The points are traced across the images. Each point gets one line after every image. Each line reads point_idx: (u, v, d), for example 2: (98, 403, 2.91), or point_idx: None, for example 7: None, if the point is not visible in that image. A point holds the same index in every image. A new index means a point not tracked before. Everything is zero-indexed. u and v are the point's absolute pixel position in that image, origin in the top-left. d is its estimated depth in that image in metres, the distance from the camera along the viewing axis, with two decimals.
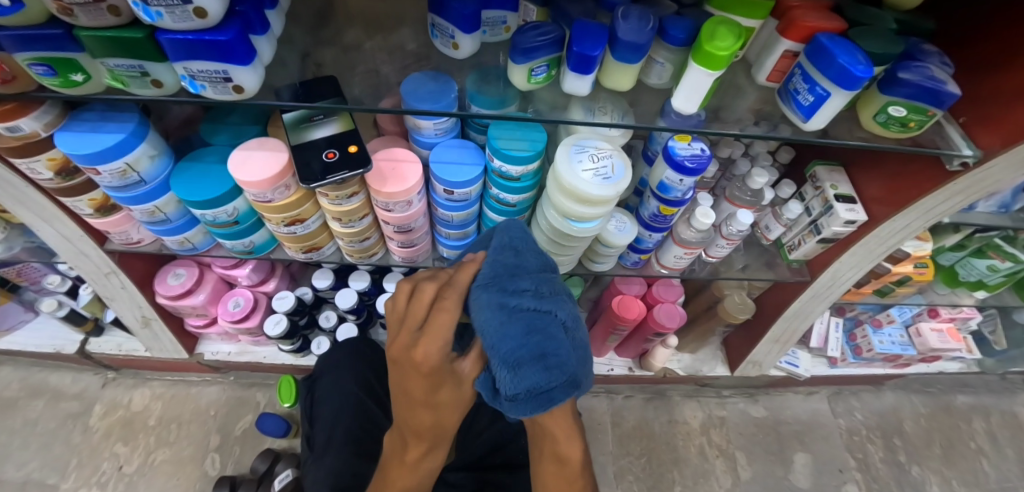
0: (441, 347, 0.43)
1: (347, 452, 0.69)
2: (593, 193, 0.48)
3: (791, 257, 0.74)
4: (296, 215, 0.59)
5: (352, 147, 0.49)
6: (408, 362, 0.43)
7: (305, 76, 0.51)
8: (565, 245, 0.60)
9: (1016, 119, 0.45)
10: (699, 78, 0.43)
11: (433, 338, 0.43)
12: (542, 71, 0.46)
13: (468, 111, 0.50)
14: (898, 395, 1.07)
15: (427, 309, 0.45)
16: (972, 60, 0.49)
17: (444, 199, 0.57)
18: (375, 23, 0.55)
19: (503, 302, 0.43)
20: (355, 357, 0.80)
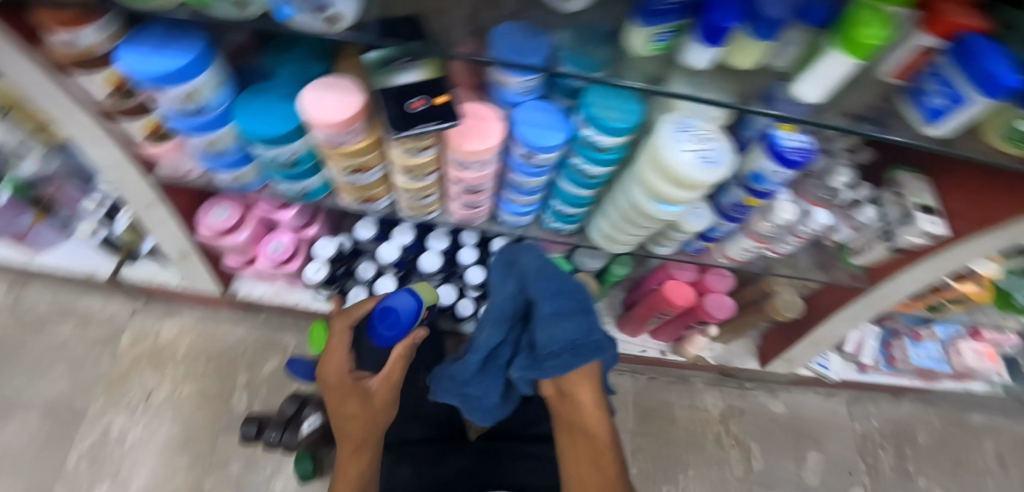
0: (340, 365, 0.68)
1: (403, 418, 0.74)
2: (697, 176, 0.45)
3: (853, 261, 0.73)
4: (362, 164, 0.57)
5: (440, 97, 0.46)
6: (326, 387, 0.68)
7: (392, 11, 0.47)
8: (636, 229, 0.58)
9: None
10: (834, 66, 0.40)
11: (331, 367, 0.68)
12: (664, 37, 0.41)
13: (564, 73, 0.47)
14: (916, 406, 1.07)
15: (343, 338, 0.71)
16: None
17: (522, 162, 0.54)
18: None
19: (544, 268, 0.65)
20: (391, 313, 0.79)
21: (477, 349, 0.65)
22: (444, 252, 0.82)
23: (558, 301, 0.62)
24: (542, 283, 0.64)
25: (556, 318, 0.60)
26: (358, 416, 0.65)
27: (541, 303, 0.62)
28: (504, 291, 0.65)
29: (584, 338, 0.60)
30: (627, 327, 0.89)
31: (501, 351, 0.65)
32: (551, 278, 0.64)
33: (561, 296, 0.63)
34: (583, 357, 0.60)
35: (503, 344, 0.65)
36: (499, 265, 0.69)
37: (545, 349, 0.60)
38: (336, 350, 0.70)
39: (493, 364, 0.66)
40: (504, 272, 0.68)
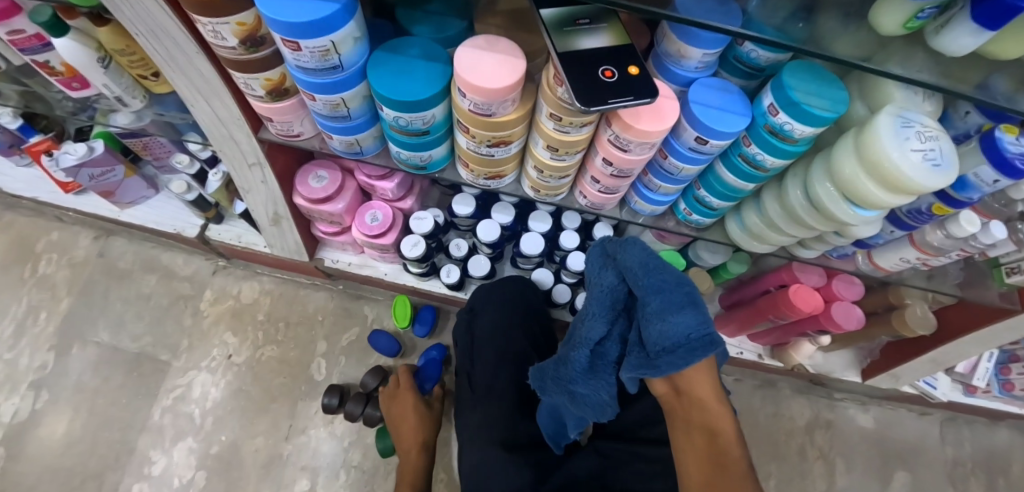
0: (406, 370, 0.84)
1: (512, 405, 0.70)
2: (923, 179, 0.39)
3: (1007, 280, 0.63)
4: (505, 137, 0.52)
5: (631, 68, 0.40)
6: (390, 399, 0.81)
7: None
8: (796, 228, 0.53)
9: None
10: None
11: (399, 407, 0.79)
12: (926, 15, 0.35)
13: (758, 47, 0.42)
14: (1014, 434, 1.01)
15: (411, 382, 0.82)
16: None
17: (690, 148, 0.49)
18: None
19: (643, 259, 0.56)
20: (511, 298, 0.78)
21: (579, 346, 0.55)
22: (546, 234, 0.76)
23: (661, 295, 0.51)
24: (645, 278, 0.54)
25: (662, 312, 0.49)
26: (421, 450, 0.76)
27: (646, 300, 0.51)
28: (605, 287, 0.57)
29: (700, 332, 0.48)
30: (727, 326, 0.85)
31: (607, 348, 0.55)
32: (656, 272, 0.54)
33: (665, 290, 0.52)
34: (699, 351, 0.47)
35: (608, 340, 0.55)
36: (600, 260, 0.61)
37: (654, 348, 0.48)
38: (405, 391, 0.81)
39: (598, 365, 0.56)
40: (604, 268, 0.59)
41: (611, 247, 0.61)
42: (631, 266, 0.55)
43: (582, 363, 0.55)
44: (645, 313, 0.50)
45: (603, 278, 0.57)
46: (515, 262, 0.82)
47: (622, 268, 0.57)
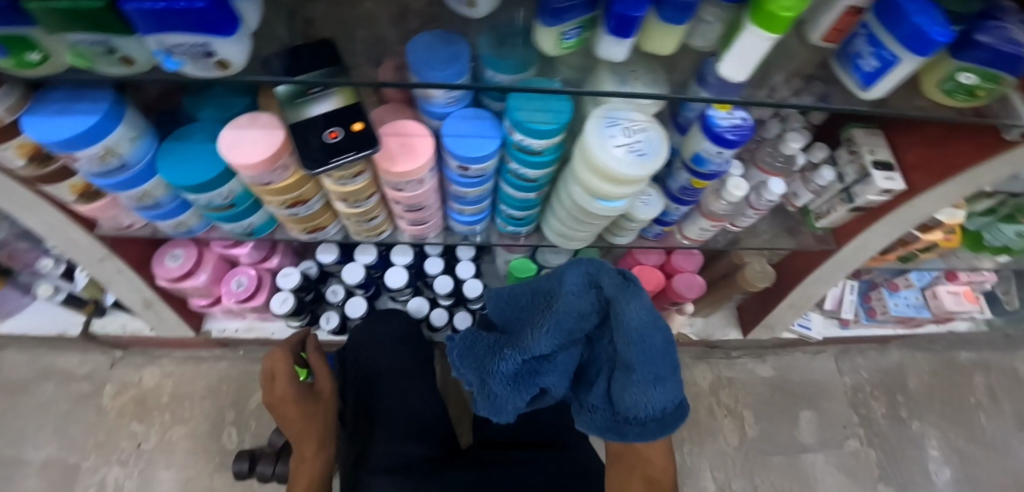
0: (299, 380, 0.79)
1: (387, 433, 0.73)
2: (620, 169, 0.43)
3: (817, 225, 0.72)
4: (298, 197, 0.56)
5: (355, 124, 0.46)
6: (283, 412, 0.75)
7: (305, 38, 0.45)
8: (585, 223, 0.57)
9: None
10: (753, 42, 0.38)
11: (280, 377, 0.66)
12: (574, 33, 0.39)
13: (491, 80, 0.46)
14: (904, 353, 1.08)
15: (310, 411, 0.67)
16: None
17: (458, 175, 0.53)
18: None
19: (638, 306, 0.43)
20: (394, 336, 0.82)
21: (522, 352, 0.50)
22: (410, 266, 0.80)
23: (646, 360, 0.43)
24: (638, 349, 0.42)
25: (643, 386, 0.42)
26: (320, 463, 0.67)
27: (635, 368, 0.43)
28: (577, 316, 0.46)
29: (674, 405, 0.44)
30: None
31: (554, 375, 0.51)
32: (653, 334, 0.43)
33: (649, 354, 0.42)
34: (659, 424, 0.45)
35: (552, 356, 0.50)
36: (568, 265, 0.48)
37: (622, 409, 0.45)
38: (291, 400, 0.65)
39: (544, 382, 0.52)
40: (584, 285, 0.47)
41: (596, 264, 0.47)
42: (621, 314, 0.43)
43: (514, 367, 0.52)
44: (623, 377, 0.44)
45: (572, 300, 0.46)
46: (391, 297, 0.85)
47: (589, 293, 0.46)
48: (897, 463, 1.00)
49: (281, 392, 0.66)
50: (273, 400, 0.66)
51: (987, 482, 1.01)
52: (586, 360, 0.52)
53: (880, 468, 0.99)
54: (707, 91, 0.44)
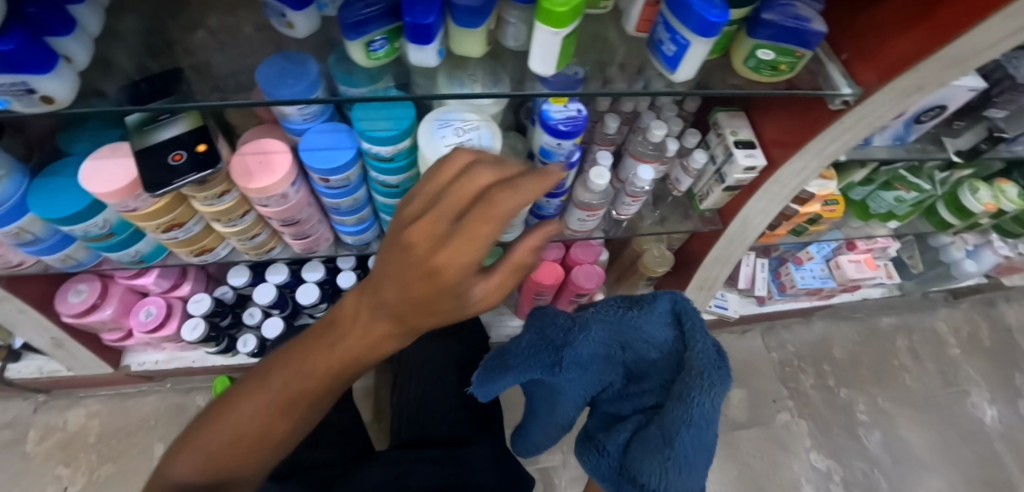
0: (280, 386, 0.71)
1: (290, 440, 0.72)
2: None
3: (702, 207, 0.75)
4: (172, 220, 0.56)
5: (199, 145, 0.49)
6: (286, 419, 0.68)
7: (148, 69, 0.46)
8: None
9: (898, 55, 0.47)
10: (546, 38, 0.40)
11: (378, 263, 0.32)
12: (381, 45, 0.42)
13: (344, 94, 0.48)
14: (827, 324, 1.14)
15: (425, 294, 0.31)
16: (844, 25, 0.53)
17: (323, 187, 0.56)
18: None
19: (713, 403, 0.45)
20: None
21: (568, 341, 0.55)
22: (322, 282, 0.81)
23: (689, 452, 0.45)
24: (693, 437, 0.45)
25: (656, 452, 0.46)
26: (254, 433, 0.39)
27: (676, 440, 0.45)
28: (643, 341, 0.54)
29: None
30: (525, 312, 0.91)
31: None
32: (706, 434, 0.45)
33: (693, 448, 0.45)
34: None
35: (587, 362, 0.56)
36: (661, 308, 0.54)
37: (631, 468, 0.49)
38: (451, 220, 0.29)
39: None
40: (665, 324, 0.53)
41: (682, 300, 0.54)
42: (692, 381, 0.45)
43: (549, 358, 0.56)
44: (656, 442, 0.47)
45: (652, 330, 0.53)
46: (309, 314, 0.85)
47: (639, 339, 0.54)
48: (827, 430, 1.04)
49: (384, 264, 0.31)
50: (433, 217, 0.30)
51: (913, 439, 1.06)
52: (609, 395, 0.59)
53: (812, 436, 1.03)
54: (546, 86, 0.48)
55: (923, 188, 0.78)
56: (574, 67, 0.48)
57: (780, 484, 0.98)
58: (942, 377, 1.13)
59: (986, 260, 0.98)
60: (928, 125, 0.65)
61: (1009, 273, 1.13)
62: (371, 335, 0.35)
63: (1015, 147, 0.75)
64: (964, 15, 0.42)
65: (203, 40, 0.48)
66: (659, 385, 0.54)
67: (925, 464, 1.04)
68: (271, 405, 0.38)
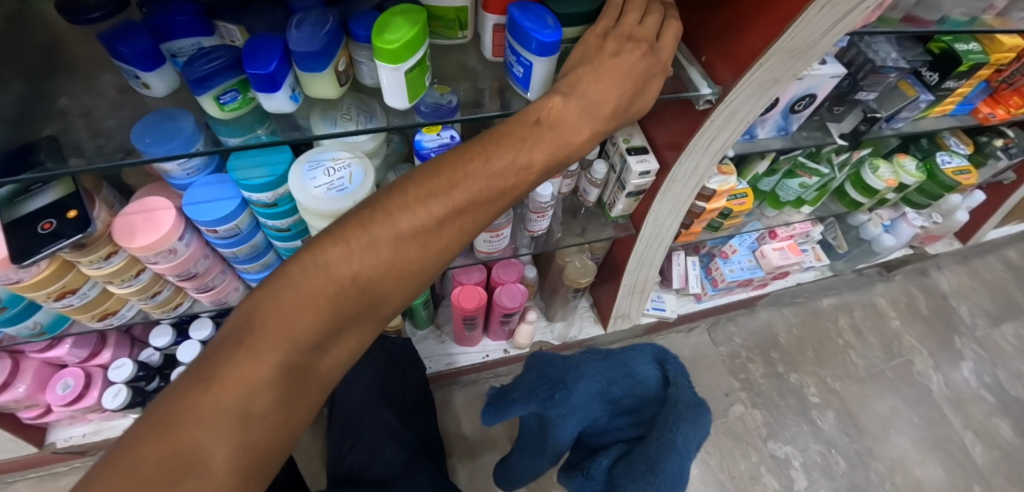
0: None
1: None
2: (328, 207, 0.48)
3: (613, 214, 0.76)
4: (63, 287, 0.54)
5: (70, 212, 0.48)
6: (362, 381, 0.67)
7: (8, 141, 0.45)
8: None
9: (744, 51, 0.49)
10: (389, 74, 0.42)
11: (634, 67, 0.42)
12: (232, 97, 0.44)
13: (223, 145, 0.48)
14: (771, 311, 1.18)
15: (635, 79, 0.43)
16: (691, 29, 0.55)
17: (213, 237, 0.55)
18: (84, 55, 0.49)
19: (692, 435, 0.45)
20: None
21: (568, 370, 0.54)
22: None
23: (664, 474, 0.44)
24: (672, 457, 0.44)
25: (631, 472, 0.46)
26: (411, 247, 0.36)
27: (661, 468, 0.44)
28: (630, 377, 0.53)
29: None
30: (465, 338, 0.92)
31: (567, 419, 0.53)
32: (684, 462, 0.44)
33: (671, 474, 0.44)
34: None
35: (580, 392, 0.53)
36: (645, 350, 0.56)
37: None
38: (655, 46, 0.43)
39: (555, 423, 0.54)
40: (651, 362, 0.54)
41: (662, 348, 0.56)
42: (677, 412, 0.46)
43: (545, 391, 0.54)
44: (642, 468, 0.45)
45: (639, 367, 0.54)
46: None
47: (630, 375, 0.54)
48: (781, 417, 1.05)
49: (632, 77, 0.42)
50: (587, 60, 0.42)
51: (865, 415, 1.07)
52: (593, 429, 0.57)
53: (766, 425, 1.04)
54: (420, 117, 0.49)
55: (823, 173, 0.81)
56: (447, 96, 0.50)
57: (739, 477, 0.98)
58: (887, 349, 1.16)
59: (903, 233, 1.02)
60: (805, 113, 0.68)
61: (931, 242, 1.18)
62: (575, 140, 0.41)
63: (899, 125, 0.79)
64: (786, 9, 0.44)
65: (66, 105, 0.48)
66: (645, 418, 0.53)
67: (878, 438, 1.05)
68: (445, 212, 0.36)
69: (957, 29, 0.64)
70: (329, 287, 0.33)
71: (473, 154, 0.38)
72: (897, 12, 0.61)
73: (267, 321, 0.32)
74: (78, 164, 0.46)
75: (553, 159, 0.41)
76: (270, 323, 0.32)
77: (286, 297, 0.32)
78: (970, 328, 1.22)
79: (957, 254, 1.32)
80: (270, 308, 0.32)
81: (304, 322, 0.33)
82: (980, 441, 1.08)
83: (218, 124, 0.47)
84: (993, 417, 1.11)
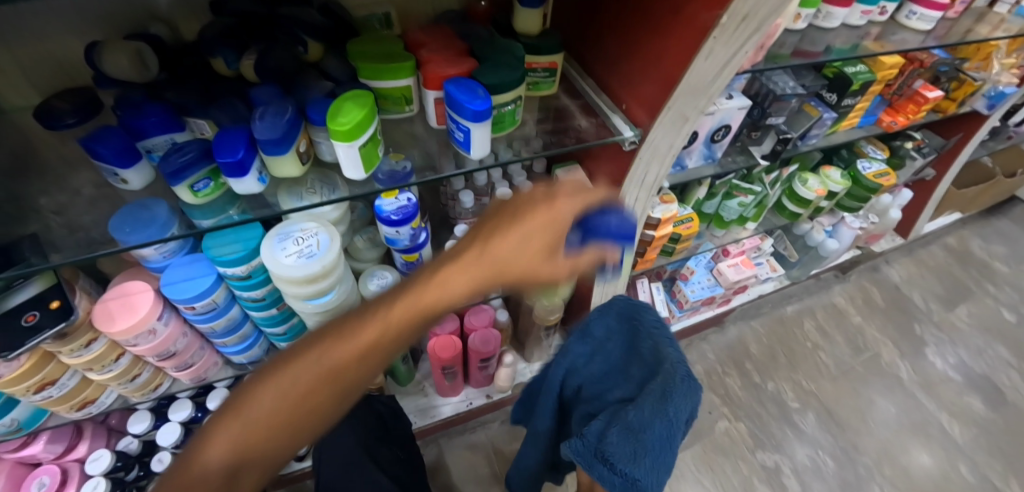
0: None
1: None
2: (298, 273, 0.52)
3: None
4: (43, 379, 0.55)
5: (53, 302, 0.51)
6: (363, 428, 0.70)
7: None
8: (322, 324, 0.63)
9: (654, 98, 0.57)
10: (345, 151, 0.48)
11: (538, 223, 0.44)
12: (205, 184, 0.48)
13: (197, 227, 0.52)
14: (740, 325, 1.23)
15: (501, 223, 0.45)
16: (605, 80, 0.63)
17: (191, 314, 0.58)
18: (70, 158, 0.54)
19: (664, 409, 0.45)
20: None
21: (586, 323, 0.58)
22: None
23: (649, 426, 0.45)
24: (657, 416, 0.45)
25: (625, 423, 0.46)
26: (325, 380, 0.40)
27: (647, 427, 0.45)
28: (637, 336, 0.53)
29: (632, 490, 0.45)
30: (448, 388, 0.95)
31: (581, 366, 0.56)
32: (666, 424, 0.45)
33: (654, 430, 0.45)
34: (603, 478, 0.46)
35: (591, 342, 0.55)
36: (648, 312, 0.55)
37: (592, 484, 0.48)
38: (558, 198, 0.45)
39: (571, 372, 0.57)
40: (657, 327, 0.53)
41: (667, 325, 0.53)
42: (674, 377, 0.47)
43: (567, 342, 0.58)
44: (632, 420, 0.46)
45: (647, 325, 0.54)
46: None
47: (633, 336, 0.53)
48: (765, 426, 1.08)
49: (528, 236, 0.44)
50: (492, 222, 0.46)
51: (844, 411, 1.11)
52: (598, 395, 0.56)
53: (753, 436, 1.06)
54: (378, 183, 0.55)
55: (756, 191, 0.89)
56: (401, 163, 0.56)
57: None
58: (853, 346, 1.22)
59: (845, 236, 1.10)
60: (726, 142, 0.76)
61: (874, 241, 1.26)
62: (472, 280, 0.43)
63: (814, 140, 0.87)
64: (679, 62, 0.52)
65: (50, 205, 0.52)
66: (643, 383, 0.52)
67: (861, 432, 1.08)
68: (355, 346, 0.40)
69: (840, 56, 0.74)
70: (241, 426, 0.39)
71: (383, 303, 0.43)
72: (786, 48, 0.70)
73: (185, 460, 0.38)
74: (58, 258, 0.49)
75: (453, 289, 0.43)
76: (189, 458, 0.38)
77: (205, 434, 0.39)
78: (927, 314, 1.29)
79: (903, 248, 1.41)
80: (194, 445, 0.39)
81: (213, 455, 0.38)
82: (957, 420, 1.12)
83: (191, 207, 0.52)
84: (964, 395, 1.16)
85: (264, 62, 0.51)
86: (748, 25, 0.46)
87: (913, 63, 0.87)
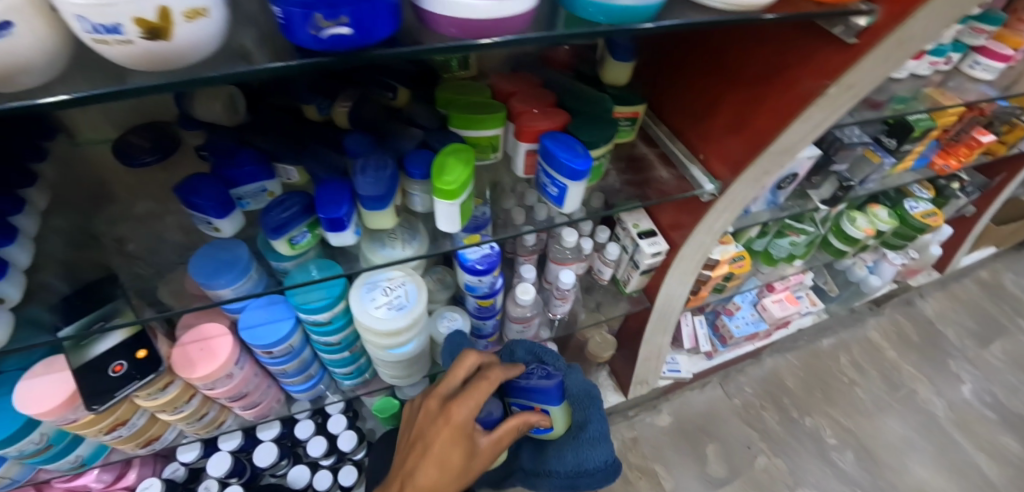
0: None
1: None
2: (386, 326, 0.53)
3: (628, 289, 0.81)
4: (117, 420, 0.55)
5: (139, 351, 0.50)
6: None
7: (83, 286, 0.48)
8: (394, 368, 0.64)
9: (739, 154, 0.57)
10: (445, 207, 0.47)
11: (446, 443, 0.49)
12: (302, 236, 0.48)
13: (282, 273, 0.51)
14: (776, 358, 1.23)
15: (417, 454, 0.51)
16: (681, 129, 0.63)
17: (267, 358, 0.58)
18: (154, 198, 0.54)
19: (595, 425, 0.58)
20: None
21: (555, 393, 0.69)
22: (279, 437, 0.82)
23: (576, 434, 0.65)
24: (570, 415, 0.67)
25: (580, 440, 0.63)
26: None
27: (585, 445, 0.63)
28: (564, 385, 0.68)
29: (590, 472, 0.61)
30: None
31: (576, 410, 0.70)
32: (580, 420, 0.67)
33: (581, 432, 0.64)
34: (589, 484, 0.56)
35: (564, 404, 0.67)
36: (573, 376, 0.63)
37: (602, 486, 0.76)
38: (450, 418, 0.51)
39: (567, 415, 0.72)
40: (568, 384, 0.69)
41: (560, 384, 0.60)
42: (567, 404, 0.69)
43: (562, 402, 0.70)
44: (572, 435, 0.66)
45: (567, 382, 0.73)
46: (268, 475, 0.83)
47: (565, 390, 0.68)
48: (802, 462, 1.07)
49: (442, 458, 0.49)
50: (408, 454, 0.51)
51: (881, 449, 1.11)
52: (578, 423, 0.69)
53: (791, 473, 1.06)
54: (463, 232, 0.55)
55: (809, 231, 0.89)
56: (481, 208, 0.55)
57: None
58: (888, 381, 1.21)
59: (886, 272, 1.09)
60: (790, 188, 0.76)
61: (912, 276, 1.26)
62: None
63: (870, 184, 0.87)
64: (771, 123, 0.52)
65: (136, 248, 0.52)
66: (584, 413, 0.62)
67: (898, 471, 1.08)
68: None
69: (905, 104, 0.74)
70: None
71: None
72: None
73: None
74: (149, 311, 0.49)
75: None
76: None
77: None
78: (960, 351, 1.29)
79: (937, 282, 1.41)
80: None
81: None
82: (993, 460, 1.11)
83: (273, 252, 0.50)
84: (999, 435, 1.16)
85: (357, 114, 0.51)
86: (851, 91, 0.46)
87: (972, 111, 0.86)
